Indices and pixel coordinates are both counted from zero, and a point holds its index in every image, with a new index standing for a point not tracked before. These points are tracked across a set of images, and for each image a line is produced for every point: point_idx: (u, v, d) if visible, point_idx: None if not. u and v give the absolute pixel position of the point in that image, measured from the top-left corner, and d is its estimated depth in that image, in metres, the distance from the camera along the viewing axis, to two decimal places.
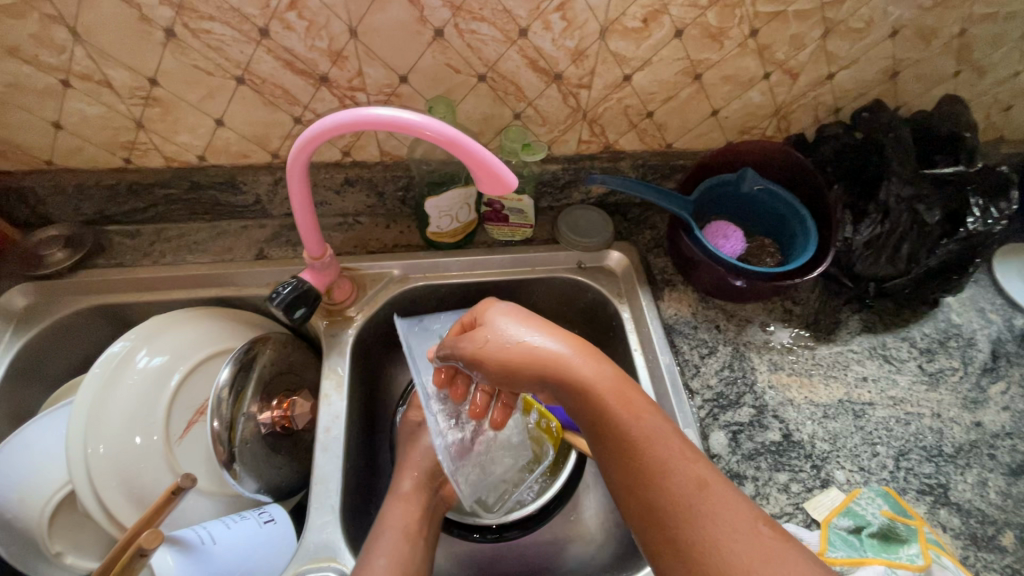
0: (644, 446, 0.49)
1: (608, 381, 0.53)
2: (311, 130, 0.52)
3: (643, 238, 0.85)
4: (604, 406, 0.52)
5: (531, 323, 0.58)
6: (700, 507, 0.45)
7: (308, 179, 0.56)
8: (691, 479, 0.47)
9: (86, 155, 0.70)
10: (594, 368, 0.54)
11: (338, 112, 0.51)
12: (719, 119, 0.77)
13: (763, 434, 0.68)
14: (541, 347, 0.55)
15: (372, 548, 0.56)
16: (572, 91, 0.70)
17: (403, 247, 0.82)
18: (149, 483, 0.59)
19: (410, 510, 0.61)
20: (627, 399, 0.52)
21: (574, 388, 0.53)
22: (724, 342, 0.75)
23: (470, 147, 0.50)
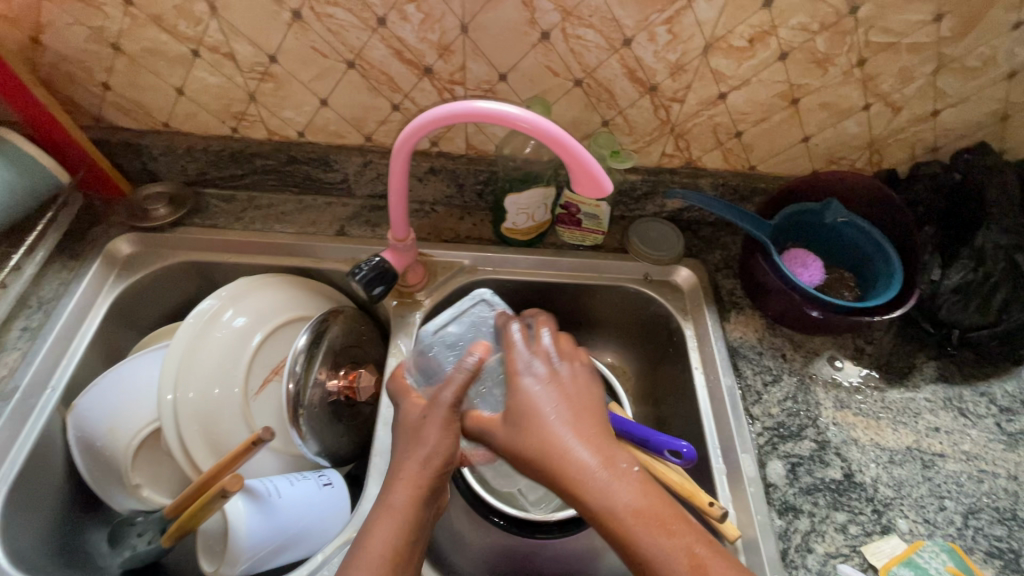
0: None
1: (630, 499, 0.47)
2: (418, 121, 0.54)
3: (713, 258, 0.85)
4: (626, 534, 0.45)
5: (556, 408, 0.52)
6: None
7: (408, 165, 0.59)
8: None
9: (199, 121, 0.75)
10: (617, 484, 0.47)
11: (447, 104, 0.53)
12: (809, 146, 0.76)
13: (823, 470, 0.66)
14: (565, 454, 0.49)
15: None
16: (665, 104, 0.70)
17: (475, 239, 0.84)
18: (226, 432, 0.63)
19: (394, 530, 0.48)
20: (659, 523, 0.46)
21: (595, 512, 0.47)
22: (789, 372, 0.74)
23: (572, 147, 0.51)
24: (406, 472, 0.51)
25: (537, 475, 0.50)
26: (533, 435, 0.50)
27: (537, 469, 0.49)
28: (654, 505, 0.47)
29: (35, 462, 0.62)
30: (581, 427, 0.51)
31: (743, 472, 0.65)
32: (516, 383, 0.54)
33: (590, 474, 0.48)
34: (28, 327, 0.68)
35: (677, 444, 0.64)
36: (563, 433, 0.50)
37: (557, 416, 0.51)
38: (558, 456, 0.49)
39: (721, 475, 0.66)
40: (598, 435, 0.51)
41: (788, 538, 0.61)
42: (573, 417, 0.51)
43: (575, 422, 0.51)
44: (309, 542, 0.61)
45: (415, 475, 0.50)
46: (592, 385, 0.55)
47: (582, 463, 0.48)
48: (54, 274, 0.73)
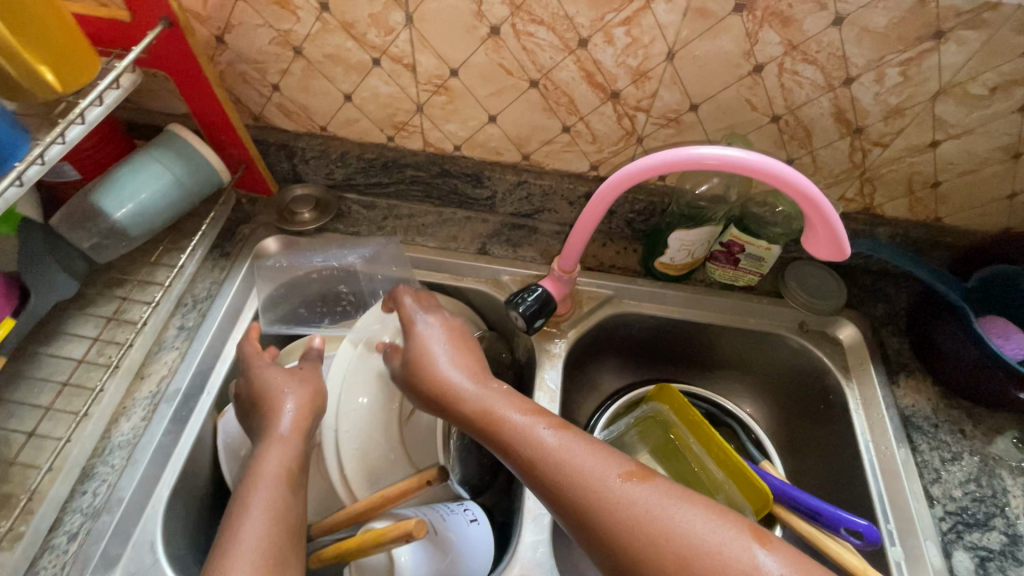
0: (536, 452, 0.48)
1: (510, 403, 0.52)
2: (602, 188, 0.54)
3: (876, 311, 0.78)
4: (502, 425, 0.50)
5: (437, 347, 0.58)
6: (599, 490, 0.44)
7: (606, 209, 0.57)
8: (582, 461, 0.46)
9: (358, 127, 0.74)
10: (488, 391, 0.54)
11: (630, 163, 0.51)
12: (1013, 202, 0.69)
13: (1017, 568, 0.60)
14: (450, 379, 0.55)
15: (246, 512, 0.46)
16: (864, 148, 0.65)
17: (620, 269, 0.80)
18: (379, 457, 0.60)
19: (286, 455, 0.52)
20: (535, 414, 0.51)
21: (479, 415, 0.52)
22: (970, 450, 0.67)
23: (793, 180, 0.47)
24: (290, 407, 0.55)
25: (428, 404, 0.56)
26: (422, 370, 0.56)
27: (433, 398, 0.55)
28: (527, 404, 0.52)
29: (191, 470, 0.61)
30: (458, 360, 0.57)
31: (927, 562, 0.59)
32: (408, 336, 0.59)
33: (465, 389, 0.54)
34: (184, 327, 0.68)
35: (859, 525, 0.60)
36: (443, 363, 0.56)
37: (441, 354, 0.57)
38: (434, 381, 0.55)
39: (900, 562, 0.60)
40: (478, 367, 0.57)
41: None
42: (445, 347, 0.58)
43: (451, 353, 0.57)
44: None
45: (297, 413, 0.55)
46: (462, 331, 0.61)
47: (464, 387, 0.54)
48: (207, 273, 0.72)
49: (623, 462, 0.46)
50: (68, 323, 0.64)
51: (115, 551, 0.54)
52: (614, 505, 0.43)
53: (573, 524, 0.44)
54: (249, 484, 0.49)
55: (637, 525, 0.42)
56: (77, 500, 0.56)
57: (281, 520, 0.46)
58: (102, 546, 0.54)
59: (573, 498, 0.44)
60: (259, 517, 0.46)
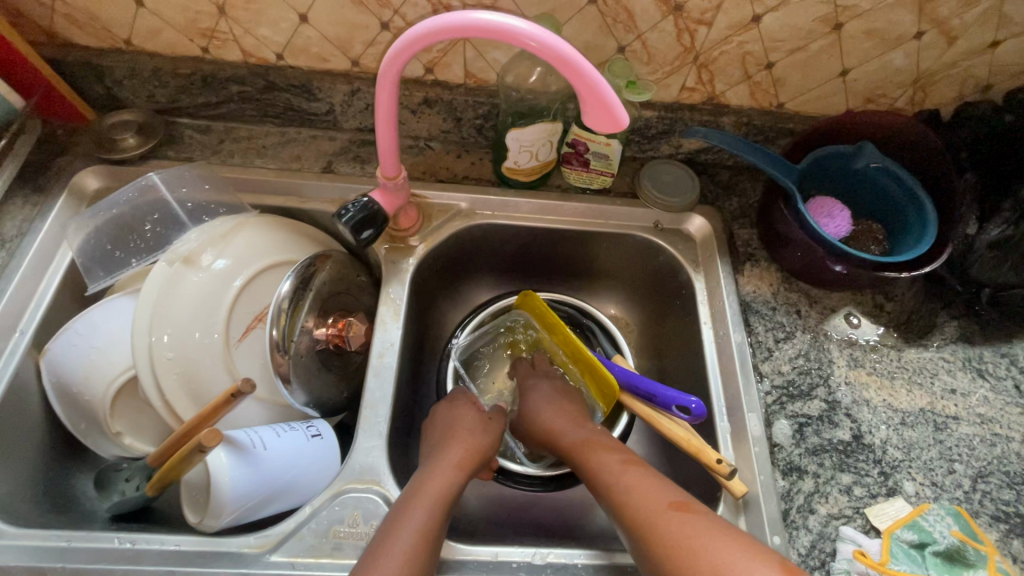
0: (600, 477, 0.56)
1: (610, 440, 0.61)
2: (397, 45, 0.48)
3: (729, 205, 0.79)
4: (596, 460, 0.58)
5: (557, 410, 0.67)
6: (656, 506, 0.50)
7: (397, 87, 0.52)
8: (631, 494, 0.52)
9: (166, 38, 0.67)
10: (586, 435, 0.62)
11: (430, 19, 0.47)
12: (846, 81, 0.68)
13: (832, 431, 0.63)
14: (555, 427, 0.65)
15: (403, 519, 0.50)
16: (689, 27, 0.62)
17: (474, 180, 0.77)
18: (206, 381, 0.60)
19: (446, 485, 0.55)
20: (605, 445, 0.60)
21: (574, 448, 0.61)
22: (803, 328, 0.70)
23: (583, 70, 0.45)
24: (464, 444, 0.61)
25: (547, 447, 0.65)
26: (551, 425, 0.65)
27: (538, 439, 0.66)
28: (603, 439, 0.61)
29: (9, 409, 0.60)
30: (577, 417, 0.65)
31: (748, 431, 0.63)
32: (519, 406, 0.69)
33: (578, 427, 0.64)
34: None
35: (687, 400, 0.62)
36: (566, 425, 0.64)
37: (550, 414, 0.66)
38: (549, 430, 0.65)
39: (724, 434, 0.64)
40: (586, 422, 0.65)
41: (790, 499, 0.60)
42: (564, 415, 0.66)
43: (568, 417, 0.65)
44: (298, 496, 0.59)
45: (463, 449, 0.60)
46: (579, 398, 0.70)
47: (570, 430, 0.63)
48: (17, 209, 0.68)
49: (674, 495, 0.51)
50: None
51: None
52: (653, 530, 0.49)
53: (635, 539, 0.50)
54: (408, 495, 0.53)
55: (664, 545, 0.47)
56: None
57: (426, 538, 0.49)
58: None
59: (622, 511, 0.52)
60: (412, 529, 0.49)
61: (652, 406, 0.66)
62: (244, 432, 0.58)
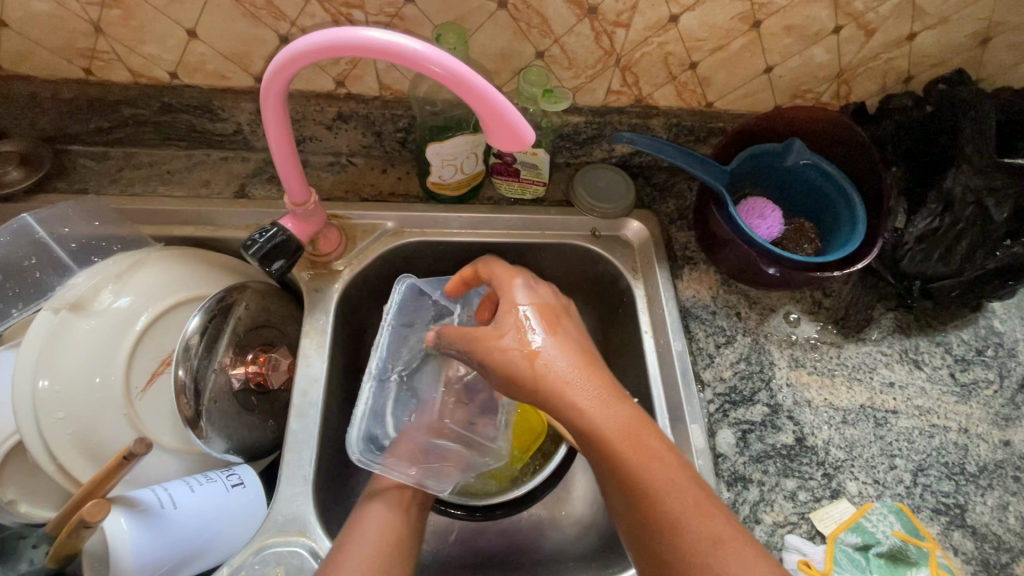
0: (660, 499, 0.45)
1: (668, 465, 0.47)
2: (284, 55, 0.43)
3: (666, 208, 0.77)
4: (665, 503, 0.45)
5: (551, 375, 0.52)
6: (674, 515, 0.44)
7: (286, 95, 0.46)
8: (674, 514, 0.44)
9: (39, 61, 0.61)
10: (609, 412, 0.48)
11: (321, 30, 0.42)
12: (771, 77, 0.67)
13: (775, 435, 0.62)
14: (556, 375, 0.49)
15: (356, 528, 0.53)
16: (607, 30, 0.60)
17: (401, 197, 0.74)
18: (106, 438, 0.54)
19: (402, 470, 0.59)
20: (638, 444, 0.47)
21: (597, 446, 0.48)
22: (743, 331, 0.69)
23: (487, 96, 0.42)
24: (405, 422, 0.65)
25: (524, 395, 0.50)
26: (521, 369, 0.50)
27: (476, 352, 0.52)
28: (636, 427, 0.48)
29: None
30: (642, 422, 0.49)
31: (692, 443, 0.61)
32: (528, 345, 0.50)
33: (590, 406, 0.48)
34: None
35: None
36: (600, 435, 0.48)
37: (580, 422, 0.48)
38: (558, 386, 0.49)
39: None
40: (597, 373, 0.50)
41: (736, 511, 0.58)
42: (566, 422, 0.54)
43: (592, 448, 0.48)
44: (220, 550, 0.55)
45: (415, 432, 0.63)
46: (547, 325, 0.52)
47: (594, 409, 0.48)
48: None
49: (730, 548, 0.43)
50: None
51: None
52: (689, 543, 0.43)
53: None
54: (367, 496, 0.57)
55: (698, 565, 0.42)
56: None
57: (386, 554, 0.51)
58: None
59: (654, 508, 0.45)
60: (367, 543, 0.51)
61: None
62: (152, 490, 0.53)
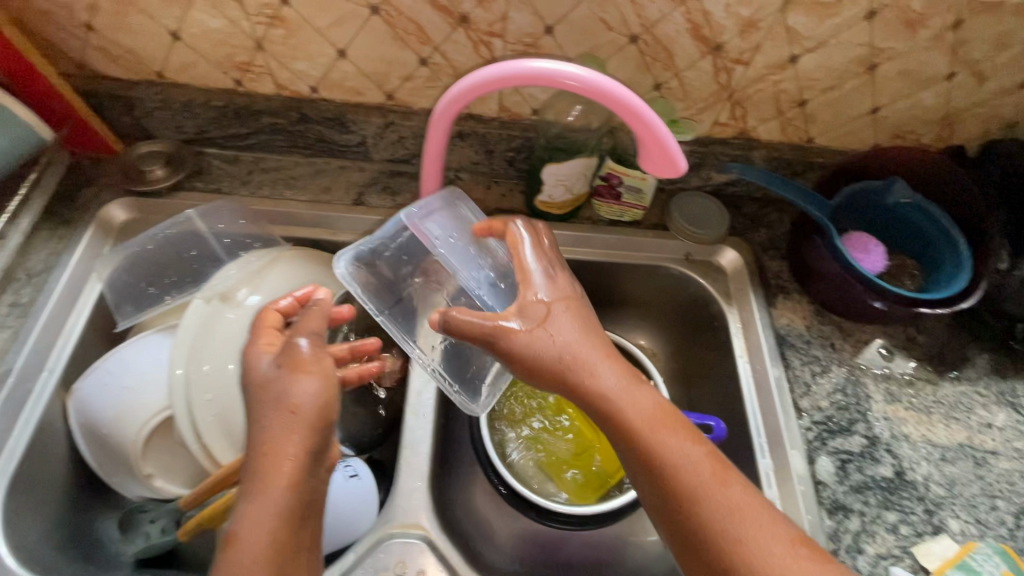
0: (679, 475, 0.47)
1: (682, 435, 0.49)
2: (450, 96, 0.48)
3: (758, 237, 0.79)
4: (685, 480, 0.47)
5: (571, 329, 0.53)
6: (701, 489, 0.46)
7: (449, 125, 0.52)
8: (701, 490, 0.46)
9: (198, 71, 0.67)
10: (628, 390, 0.51)
11: (481, 70, 0.47)
12: (876, 118, 0.69)
13: (874, 467, 0.63)
14: (578, 359, 0.52)
15: None
16: (727, 67, 0.63)
17: (505, 212, 0.77)
18: (243, 423, 0.58)
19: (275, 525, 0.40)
20: (675, 427, 0.50)
21: (618, 423, 0.50)
22: (838, 362, 0.70)
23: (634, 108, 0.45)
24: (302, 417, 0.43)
25: (546, 380, 0.52)
26: (550, 350, 0.51)
27: (488, 341, 0.52)
28: (665, 412, 0.51)
29: (37, 452, 0.58)
30: (664, 408, 0.51)
31: (792, 468, 0.62)
32: (544, 318, 0.53)
33: (609, 385, 0.51)
34: (18, 304, 0.62)
35: (708, 420, 0.65)
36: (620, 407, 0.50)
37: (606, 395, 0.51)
38: (568, 366, 0.51)
39: (768, 474, 0.63)
40: (614, 353, 0.53)
41: (838, 539, 0.59)
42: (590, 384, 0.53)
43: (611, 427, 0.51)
44: (338, 536, 0.58)
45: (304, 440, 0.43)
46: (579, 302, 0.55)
47: (614, 388, 0.51)
48: (43, 243, 0.66)
49: (768, 519, 0.45)
50: None
51: None
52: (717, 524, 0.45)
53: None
54: (251, 485, 0.41)
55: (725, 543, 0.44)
56: None
57: None
58: None
59: (673, 482, 0.47)
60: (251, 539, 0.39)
61: None
62: None
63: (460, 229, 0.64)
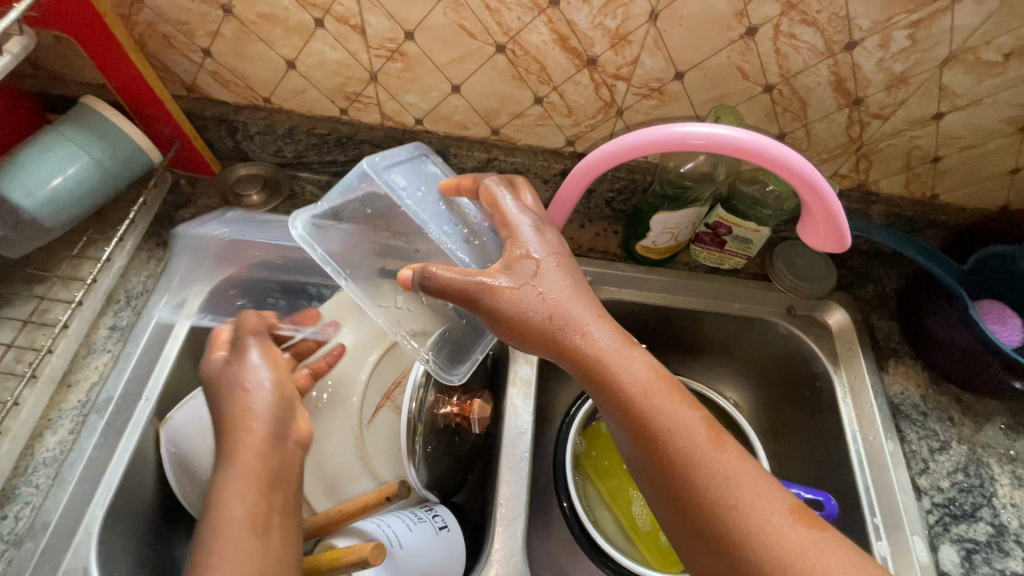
0: (677, 444, 0.44)
1: (675, 398, 0.46)
2: (580, 168, 0.50)
3: (866, 294, 0.74)
4: (692, 456, 0.43)
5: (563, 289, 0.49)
6: (712, 465, 0.43)
7: (582, 189, 0.53)
8: (720, 468, 0.43)
9: (307, 99, 0.66)
10: (632, 356, 0.47)
11: (604, 144, 0.48)
12: (1014, 179, 0.64)
13: (1003, 560, 0.58)
14: (572, 320, 0.48)
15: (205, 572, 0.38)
16: (863, 120, 0.59)
17: (600, 253, 0.74)
18: (337, 470, 0.57)
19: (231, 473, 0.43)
20: (678, 393, 0.46)
21: (617, 389, 0.46)
22: (958, 439, 0.65)
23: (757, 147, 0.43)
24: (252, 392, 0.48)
25: (537, 343, 0.47)
26: (542, 317, 0.47)
27: (470, 303, 0.46)
28: (663, 377, 0.47)
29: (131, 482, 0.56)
30: (662, 374, 0.47)
31: (914, 556, 0.58)
32: (532, 274, 0.48)
33: (604, 347, 0.47)
34: (116, 328, 0.61)
35: (819, 496, 0.60)
36: (622, 373, 0.46)
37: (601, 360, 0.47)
38: (558, 324, 0.47)
39: (885, 559, 0.59)
40: (607, 317, 0.49)
41: None
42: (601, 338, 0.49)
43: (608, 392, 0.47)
44: None
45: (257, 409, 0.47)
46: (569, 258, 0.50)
47: (633, 364, 0.47)
48: (141, 265, 0.66)
49: (784, 497, 0.42)
50: None
51: None
52: (728, 502, 0.41)
53: (704, 550, 0.42)
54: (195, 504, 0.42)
55: (740, 522, 0.41)
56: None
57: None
58: None
59: (677, 454, 0.43)
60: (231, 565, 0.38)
61: None
62: (377, 527, 0.54)
63: (429, 184, 0.56)
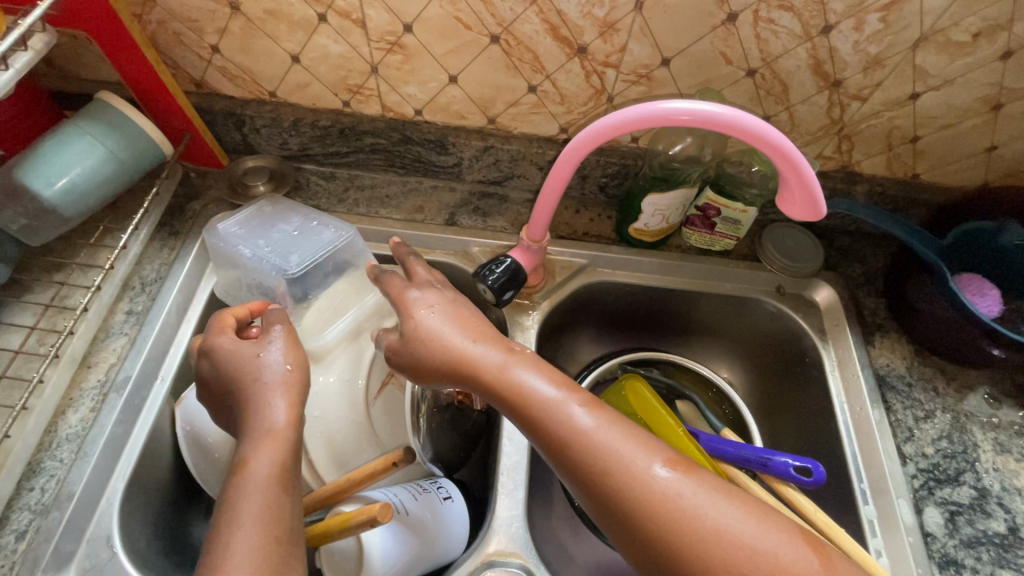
0: (561, 430, 0.45)
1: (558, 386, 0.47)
2: (571, 146, 0.53)
3: (853, 272, 0.77)
4: (575, 438, 0.44)
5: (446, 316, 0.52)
6: (597, 440, 0.44)
7: (573, 168, 0.55)
8: (603, 443, 0.43)
9: (310, 92, 0.68)
10: (513, 360, 0.49)
11: (595, 121, 0.51)
12: (991, 156, 0.67)
13: (986, 521, 0.60)
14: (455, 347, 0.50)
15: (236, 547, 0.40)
16: (843, 102, 0.62)
17: (594, 237, 0.77)
18: (346, 442, 0.60)
19: (275, 445, 0.46)
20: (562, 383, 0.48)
21: (504, 394, 0.47)
22: (942, 408, 0.67)
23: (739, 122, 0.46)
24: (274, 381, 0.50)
25: (435, 375, 0.50)
26: (429, 348, 0.50)
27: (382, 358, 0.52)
28: (546, 373, 0.48)
29: (149, 457, 0.59)
30: (545, 368, 0.49)
31: (899, 519, 0.60)
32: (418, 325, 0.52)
33: (486, 358, 0.49)
34: (133, 312, 0.64)
35: (807, 463, 0.63)
36: (505, 377, 0.48)
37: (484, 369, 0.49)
38: (443, 352, 0.50)
39: (872, 522, 0.61)
40: (487, 332, 0.52)
41: None
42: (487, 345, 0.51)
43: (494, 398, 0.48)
44: (433, 561, 0.58)
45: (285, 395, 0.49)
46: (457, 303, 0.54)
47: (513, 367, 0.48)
48: (155, 253, 0.69)
49: (666, 454, 0.43)
50: (6, 313, 0.61)
51: (68, 548, 0.52)
52: (615, 472, 0.42)
53: (609, 523, 0.42)
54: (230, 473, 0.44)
55: (629, 490, 0.41)
56: (25, 496, 0.54)
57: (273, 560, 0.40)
58: (54, 544, 0.52)
59: (563, 442, 0.44)
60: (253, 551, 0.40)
61: (762, 473, 0.65)
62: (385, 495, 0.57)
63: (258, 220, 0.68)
